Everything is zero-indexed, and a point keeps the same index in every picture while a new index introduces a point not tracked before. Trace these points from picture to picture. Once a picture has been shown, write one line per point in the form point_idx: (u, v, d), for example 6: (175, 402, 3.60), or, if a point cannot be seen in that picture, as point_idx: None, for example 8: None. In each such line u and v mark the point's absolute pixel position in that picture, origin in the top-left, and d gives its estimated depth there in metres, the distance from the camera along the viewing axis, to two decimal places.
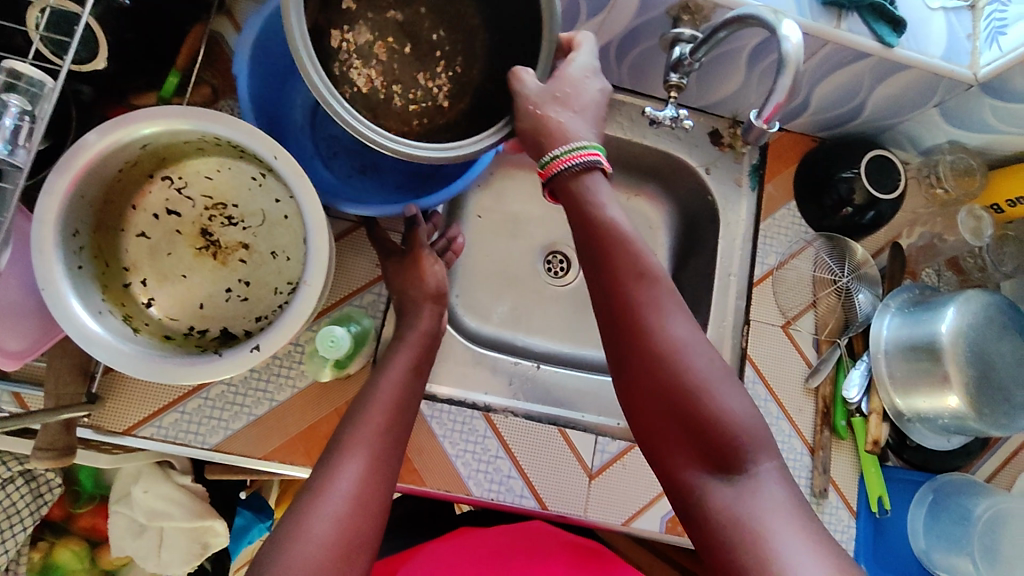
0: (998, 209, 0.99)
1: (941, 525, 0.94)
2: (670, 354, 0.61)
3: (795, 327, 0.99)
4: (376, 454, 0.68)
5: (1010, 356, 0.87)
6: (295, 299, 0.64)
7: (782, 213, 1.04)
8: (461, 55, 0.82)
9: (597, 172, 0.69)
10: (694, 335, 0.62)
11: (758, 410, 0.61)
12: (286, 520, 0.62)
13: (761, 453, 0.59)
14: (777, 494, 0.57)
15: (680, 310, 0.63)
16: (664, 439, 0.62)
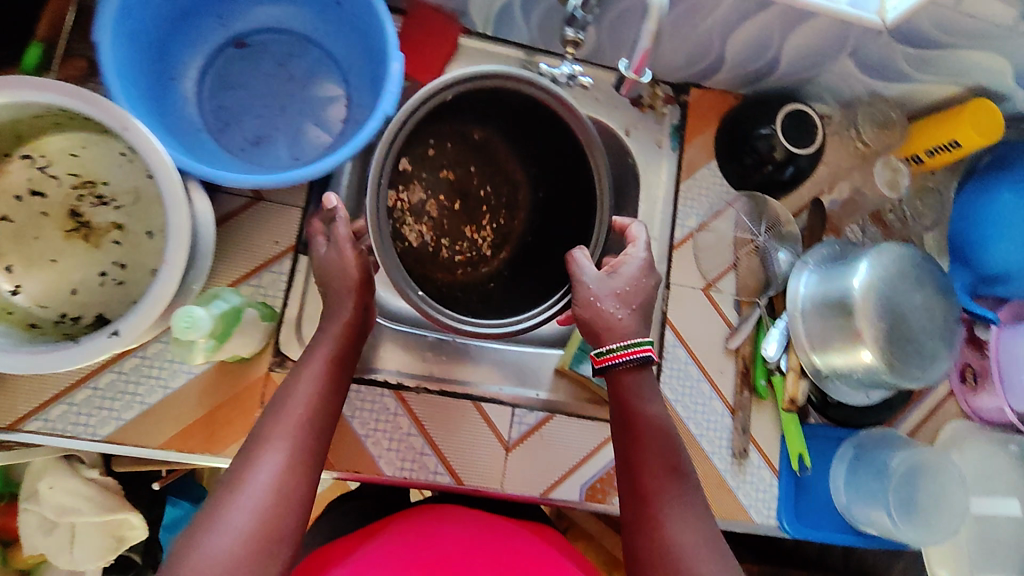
0: (918, 160, 0.98)
1: (859, 480, 0.94)
2: (670, 546, 0.62)
3: (715, 288, 0.98)
4: (300, 445, 0.63)
5: (923, 309, 0.86)
6: (157, 280, 0.62)
7: (702, 174, 1.02)
8: (504, 208, 0.92)
9: (649, 367, 0.72)
10: (689, 521, 0.64)
11: None
12: (194, 528, 0.57)
13: None
14: None
15: (692, 514, 0.65)
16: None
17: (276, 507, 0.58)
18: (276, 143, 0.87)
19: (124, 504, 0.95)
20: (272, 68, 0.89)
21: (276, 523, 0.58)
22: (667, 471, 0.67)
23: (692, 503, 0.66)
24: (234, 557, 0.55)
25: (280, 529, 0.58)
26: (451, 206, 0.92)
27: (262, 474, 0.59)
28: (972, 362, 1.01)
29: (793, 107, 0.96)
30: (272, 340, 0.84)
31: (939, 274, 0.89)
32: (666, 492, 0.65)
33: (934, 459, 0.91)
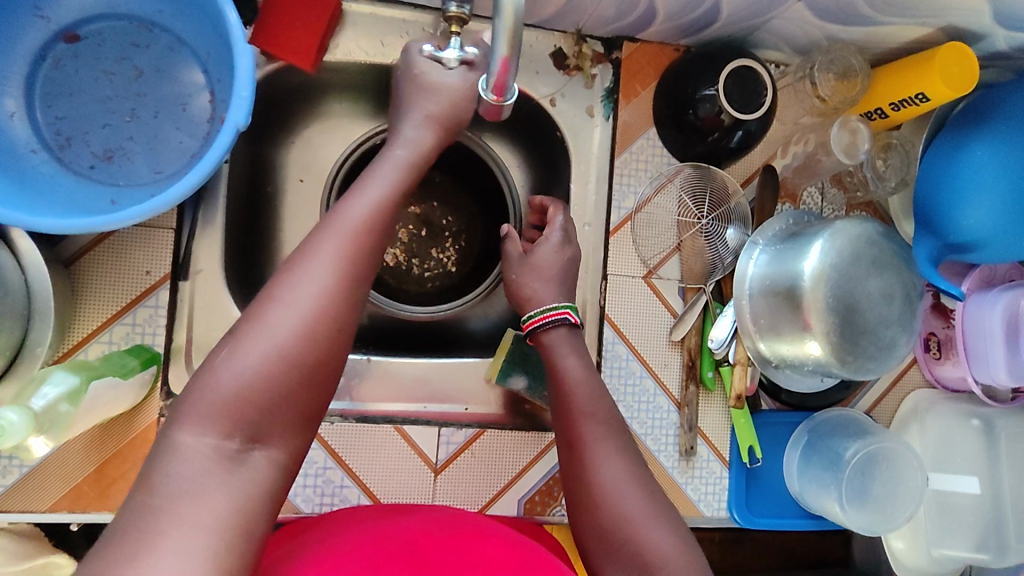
0: (883, 114, 0.85)
1: (811, 468, 0.89)
2: (610, 501, 0.64)
3: (658, 275, 0.89)
4: (349, 258, 0.57)
5: (879, 295, 0.77)
6: None
7: (640, 144, 0.90)
8: (466, 233, 0.99)
9: (565, 326, 0.78)
10: (627, 482, 0.65)
11: (691, 549, 0.61)
12: (222, 347, 0.52)
13: None
14: None
15: (621, 459, 0.67)
16: (604, 559, 0.63)
17: (314, 330, 0.53)
18: (132, 156, 0.75)
19: (43, 548, 0.88)
20: (114, 64, 0.75)
21: (314, 342, 0.53)
22: (604, 437, 0.69)
23: (621, 447, 0.69)
24: (264, 373, 0.51)
25: (314, 351, 0.53)
26: (418, 232, 0.98)
27: (291, 297, 0.54)
28: (936, 331, 0.94)
29: (738, 63, 0.83)
30: (159, 381, 0.76)
31: (900, 248, 0.80)
32: (603, 463, 0.67)
33: (891, 446, 0.86)
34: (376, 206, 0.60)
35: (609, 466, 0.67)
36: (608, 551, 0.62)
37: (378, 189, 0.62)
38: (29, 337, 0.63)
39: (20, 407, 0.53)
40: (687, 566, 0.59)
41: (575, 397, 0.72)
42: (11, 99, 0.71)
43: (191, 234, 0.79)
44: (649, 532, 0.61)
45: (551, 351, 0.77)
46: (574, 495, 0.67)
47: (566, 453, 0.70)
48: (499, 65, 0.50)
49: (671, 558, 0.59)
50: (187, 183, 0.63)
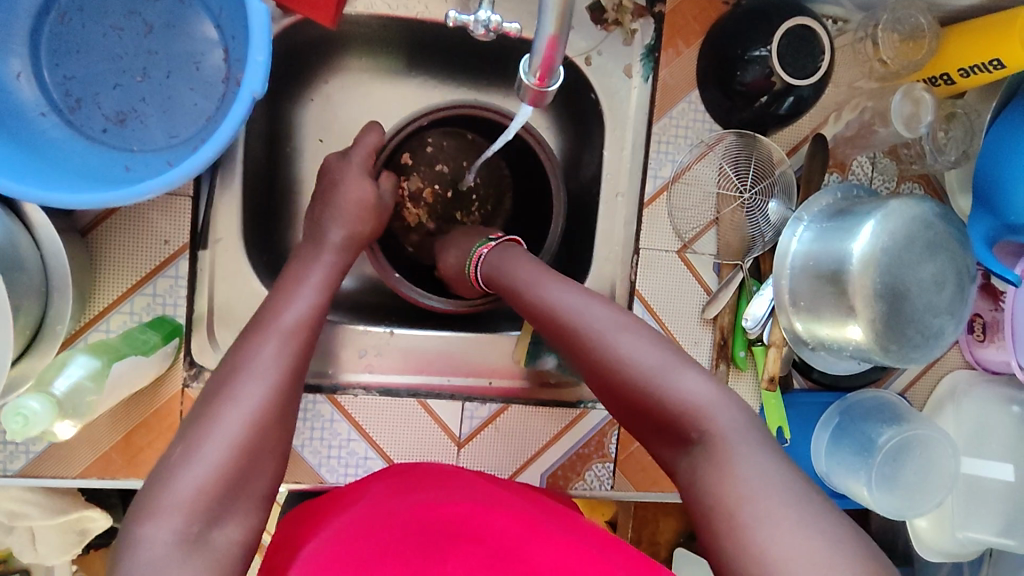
0: (949, 81, 0.79)
1: (840, 451, 0.87)
2: (615, 361, 0.62)
3: (692, 250, 0.85)
4: (294, 370, 0.63)
5: (931, 281, 0.73)
6: None
7: (681, 109, 0.84)
8: (494, 199, 0.94)
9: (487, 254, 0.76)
10: (633, 340, 0.62)
11: (718, 384, 0.59)
12: (175, 451, 0.56)
13: (715, 418, 0.57)
14: (747, 451, 0.54)
15: (625, 324, 0.63)
16: (634, 413, 0.62)
17: (266, 437, 0.58)
18: (146, 119, 0.71)
19: (77, 503, 0.90)
20: (122, 18, 0.71)
21: (264, 454, 0.58)
22: (610, 324, 0.63)
23: (618, 314, 0.65)
24: (215, 496, 0.54)
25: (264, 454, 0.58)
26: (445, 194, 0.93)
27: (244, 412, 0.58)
28: (983, 314, 0.90)
29: (795, 21, 0.75)
30: (181, 352, 0.75)
31: (957, 231, 0.75)
32: (616, 341, 0.62)
33: (926, 434, 0.84)
34: (312, 324, 0.66)
35: (621, 341, 0.62)
36: (646, 419, 0.61)
37: (312, 308, 0.67)
38: (47, 314, 0.62)
39: (41, 394, 0.53)
40: (718, 401, 0.58)
41: (566, 304, 0.65)
42: (15, 56, 0.67)
43: (208, 200, 0.76)
44: (674, 385, 0.59)
45: (507, 274, 0.72)
46: (593, 377, 0.64)
47: (567, 343, 0.65)
48: (544, 43, 0.45)
49: (699, 402, 0.58)
50: (203, 158, 0.60)
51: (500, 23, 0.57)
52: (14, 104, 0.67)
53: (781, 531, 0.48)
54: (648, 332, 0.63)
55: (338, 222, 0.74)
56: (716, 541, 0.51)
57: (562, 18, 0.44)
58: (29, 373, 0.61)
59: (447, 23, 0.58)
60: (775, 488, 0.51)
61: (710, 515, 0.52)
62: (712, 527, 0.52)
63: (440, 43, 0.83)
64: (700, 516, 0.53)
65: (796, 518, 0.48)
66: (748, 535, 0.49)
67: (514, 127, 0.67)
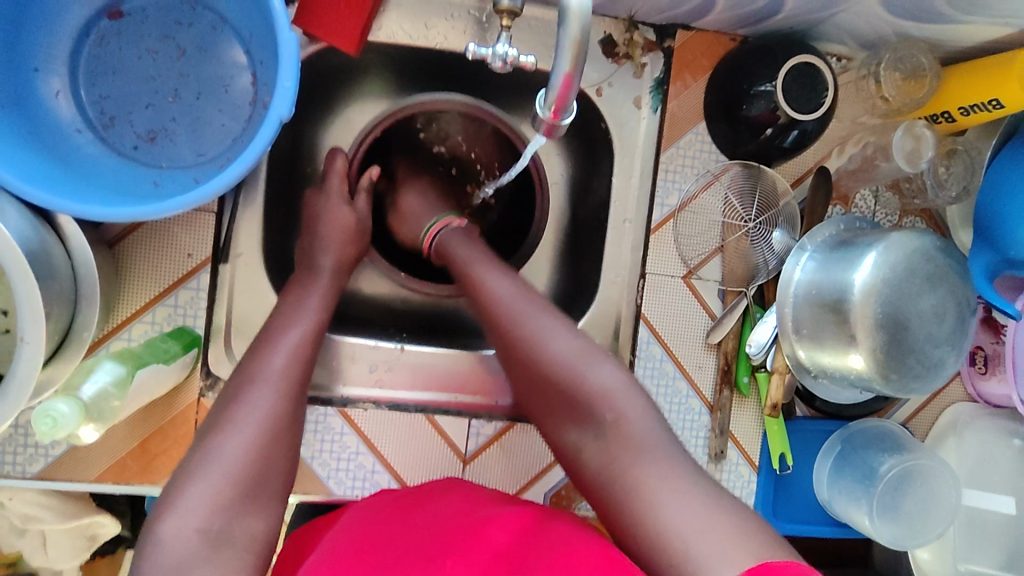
0: (950, 118, 0.81)
1: (842, 480, 0.88)
2: (532, 348, 0.67)
3: (697, 276, 0.87)
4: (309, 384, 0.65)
5: (931, 313, 0.74)
6: (19, 361, 0.56)
7: (688, 140, 0.87)
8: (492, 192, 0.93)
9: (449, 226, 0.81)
10: (555, 331, 0.68)
11: (627, 374, 0.66)
12: (191, 458, 0.58)
13: (621, 405, 0.63)
14: (647, 436, 0.60)
15: (550, 316, 0.69)
16: (547, 398, 0.67)
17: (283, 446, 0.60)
18: (175, 138, 0.75)
19: (89, 508, 0.92)
20: (157, 42, 0.75)
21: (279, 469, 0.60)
22: (532, 310, 0.69)
23: (545, 307, 0.70)
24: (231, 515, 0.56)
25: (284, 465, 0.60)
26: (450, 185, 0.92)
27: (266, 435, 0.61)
28: (984, 346, 0.91)
29: (799, 59, 0.78)
30: (199, 362, 0.78)
31: (957, 264, 0.77)
32: (535, 325, 0.68)
33: (926, 463, 0.84)
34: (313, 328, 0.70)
35: (541, 326, 0.68)
36: (555, 398, 0.66)
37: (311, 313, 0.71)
38: (75, 322, 0.65)
39: (69, 398, 0.55)
40: (627, 390, 0.64)
41: (496, 292, 0.72)
42: (56, 76, 0.71)
43: (232, 217, 0.79)
44: (588, 370, 0.65)
45: (454, 251, 0.78)
46: (509, 357, 0.70)
47: (496, 330, 0.71)
48: (560, 81, 0.48)
49: (608, 388, 0.64)
50: (229, 176, 0.63)
51: (517, 57, 0.61)
52: (52, 122, 0.71)
53: (682, 517, 0.53)
54: (568, 323, 0.69)
55: (327, 247, 0.77)
56: (620, 511, 0.57)
57: (577, 58, 0.47)
58: (58, 376, 0.63)
59: (468, 55, 0.61)
60: (671, 473, 0.57)
61: (616, 491, 0.58)
62: (618, 502, 0.58)
63: (459, 71, 0.86)
64: (606, 490, 0.59)
65: (688, 499, 0.54)
66: (647, 512, 0.55)
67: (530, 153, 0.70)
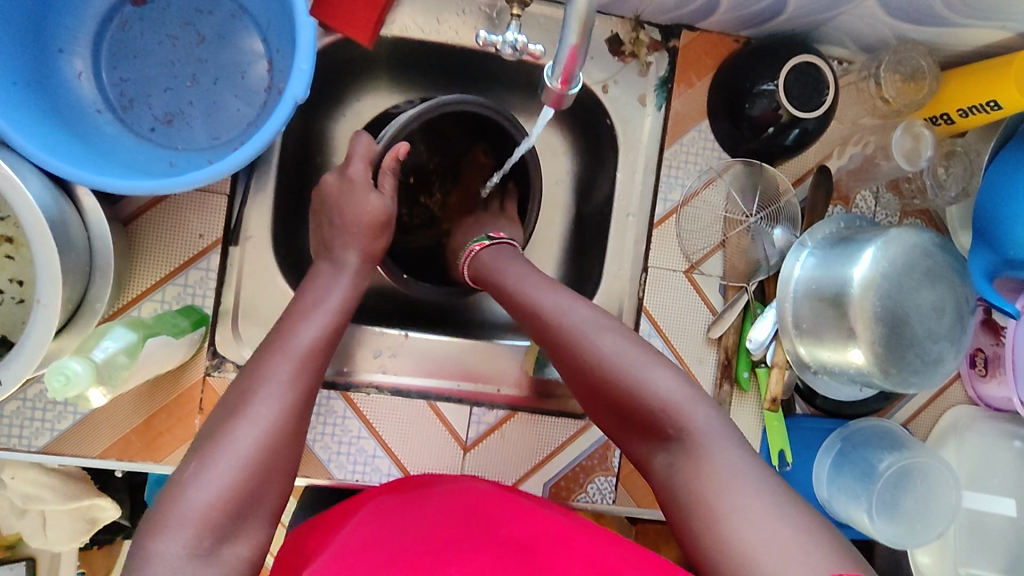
0: (949, 121, 0.83)
1: (841, 477, 0.88)
2: (593, 367, 0.64)
3: (699, 271, 0.88)
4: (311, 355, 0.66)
5: (929, 308, 0.75)
6: (33, 324, 0.58)
7: (691, 137, 0.88)
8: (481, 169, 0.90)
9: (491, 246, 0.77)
10: (614, 343, 0.64)
11: (690, 382, 0.62)
12: (203, 461, 0.58)
13: (688, 417, 0.59)
14: (721, 454, 0.57)
15: (609, 330, 0.65)
16: (610, 412, 0.64)
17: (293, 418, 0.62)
18: (191, 121, 0.77)
19: (90, 490, 0.93)
20: (177, 29, 0.77)
21: (282, 440, 0.60)
22: (590, 328, 0.65)
23: (601, 322, 0.65)
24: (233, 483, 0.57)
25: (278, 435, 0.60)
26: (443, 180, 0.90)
27: (264, 405, 0.61)
28: (984, 348, 0.91)
29: (801, 59, 0.81)
30: (206, 342, 0.79)
31: (956, 262, 0.78)
32: (597, 342, 0.64)
33: (926, 462, 0.84)
34: (323, 333, 0.68)
35: (603, 342, 0.64)
36: (625, 412, 0.63)
37: (324, 317, 0.70)
38: (88, 293, 0.66)
39: (83, 358, 0.56)
40: (697, 402, 0.60)
41: (547, 306, 0.67)
42: (79, 58, 0.74)
43: (243, 200, 0.81)
44: (650, 380, 0.61)
45: (503, 268, 0.73)
46: (566, 372, 0.67)
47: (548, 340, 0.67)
48: (567, 50, 0.49)
49: (676, 399, 0.60)
50: (243, 154, 0.64)
51: (526, 44, 0.63)
52: (74, 101, 0.73)
53: (754, 543, 0.51)
54: (631, 335, 0.65)
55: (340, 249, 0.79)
56: (690, 535, 0.55)
57: (583, 27, 0.48)
58: (68, 346, 0.65)
59: (478, 42, 0.63)
60: (750, 493, 0.54)
61: (689, 509, 0.56)
62: (687, 520, 0.55)
63: (469, 66, 0.88)
64: (677, 505, 0.57)
65: (767, 525, 0.51)
66: (727, 539, 0.52)
67: (542, 122, 0.72)
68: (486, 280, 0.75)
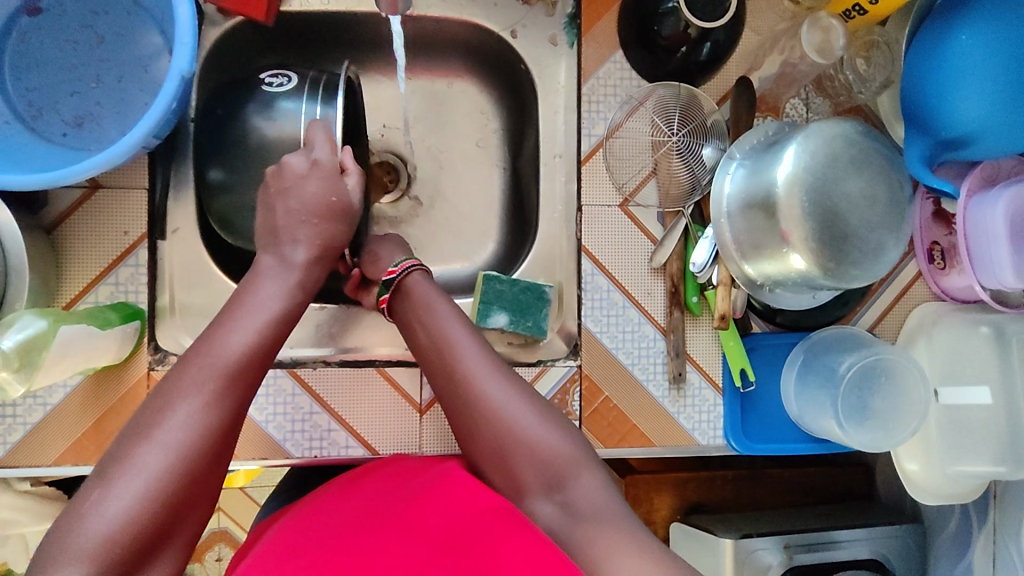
0: (862, 11, 0.80)
1: (807, 389, 0.86)
2: (477, 405, 0.65)
3: (635, 203, 0.86)
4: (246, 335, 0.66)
5: (859, 197, 0.73)
6: None
7: (607, 69, 0.87)
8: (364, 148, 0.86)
9: (418, 272, 0.75)
10: (501, 389, 0.66)
11: (575, 434, 0.66)
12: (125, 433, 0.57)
13: (578, 469, 0.63)
14: (596, 494, 0.62)
15: (496, 372, 0.67)
16: (492, 464, 0.65)
17: (210, 426, 0.56)
18: (102, 121, 0.78)
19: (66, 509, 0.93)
20: (76, 32, 0.78)
21: None
22: (480, 366, 0.67)
23: (495, 364, 0.68)
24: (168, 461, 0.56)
25: (201, 452, 0.55)
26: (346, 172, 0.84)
27: None
28: (939, 240, 0.89)
29: None
30: (146, 337, 0.79)
31: (883, 147, 0.76)
32: (483, 381, 0.66)
33: (889, 358, 0.82)
34: (264, 334, 0.63)
35: (488, 382, 0.66)
36: (502, 460, 0.64)
37: (264, 314, 0.64)
38: (8, 293, 0.69)
39: None
40: (581, 457, 0.64)
41: (447, 342, 0.68)
42: None
43: (165, 193, 0.81)
44: (539, 438, 0.64)
45: (416, 293, 0.73)
46: (455, 411, 0.67)
47: (444, 383, 0.68)
48: None
49: (563, 456, 0.63)
50: (136, 136, 0.66)
51: None
52: None
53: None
54: (520, 387, 0.67)
55: None
56: None
57: None
58: None
59: None
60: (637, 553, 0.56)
61: None
62: None
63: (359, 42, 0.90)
64: None
65: None
66: None
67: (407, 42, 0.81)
68: (406, 305, 0.73)
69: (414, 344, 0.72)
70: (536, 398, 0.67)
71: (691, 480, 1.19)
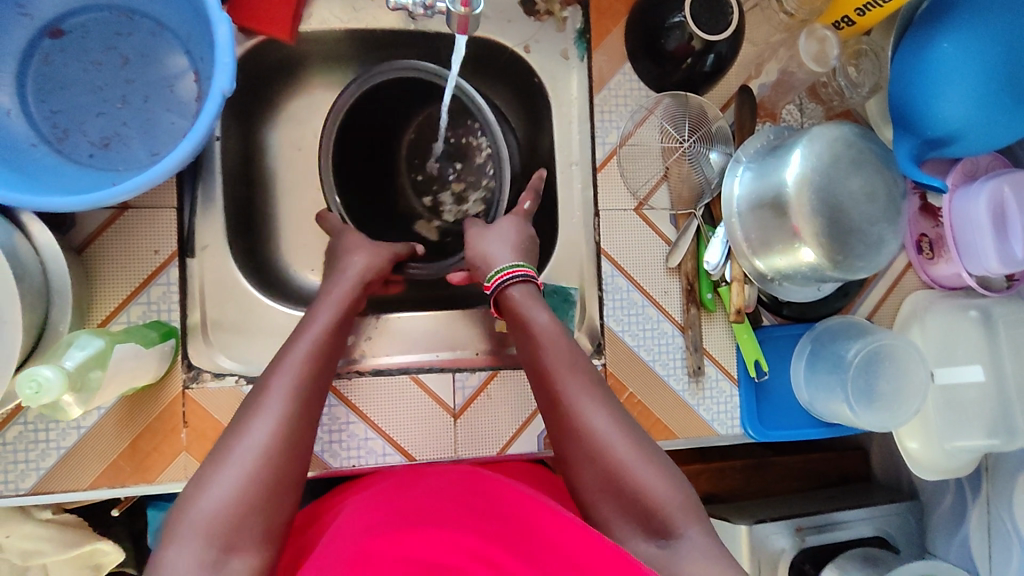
0: (850, 22, 0.87)
1: (817, 376, 0.91)
2: (589, 437, 0.67)
3: (649, 206, 0.91)
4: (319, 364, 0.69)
5: (861, 194, 0.79)
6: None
7: (617, 80, 0.91)
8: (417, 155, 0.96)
9: (529, 284, 0.78)
10: (613, 428, 0.68)
11: (680, 479, 0.66)
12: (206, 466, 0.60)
13: (683, 519, 0.63)
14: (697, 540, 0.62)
15: (603, 406, 0.69)
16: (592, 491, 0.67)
17: None
18: (129, 141, 0.78)
19: (89, 535, 0.92)
20: (100, 54, 0.78)
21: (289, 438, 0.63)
22: (587, 393, 0.70)
23: (603, 392, 0.71)
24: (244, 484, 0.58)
25: None
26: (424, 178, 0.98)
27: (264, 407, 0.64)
28: (927, 232, 0.96)
29: None
30: (179, 355, 0.79)
31: (879, 148, 0.82)
32: (592, 411, 0.69)
33: (890, 344, 0.89)
34: None
35: (596, 413, 0.69)
36: (607, 493, 0.66)
37: None
38: (49, 317, 0.68)
39: (53, 366, 0.57)
40: (686, 507, 0.64)
41: (554, 364, 0.72)
42: (4, 95, 0.74)
43: (194, 212, 0.82)
44: (644, 481, 0.65)
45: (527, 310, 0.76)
46: (560, 433, 0.70)
47: (550, 404, 0.71)
48: None
49: (671, 501, 0.64)
50: (179, 153, 0.66)
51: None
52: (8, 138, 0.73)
53: None
54: (625, 423, 0.69)
55: None
56: None
57: None
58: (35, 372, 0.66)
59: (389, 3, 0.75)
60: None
61: None
62: None
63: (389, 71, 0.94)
64: None
65: None
66: None
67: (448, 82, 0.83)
68: (515, 318, 0.77)
69: (523, 356, 0.76)
70: (640, 434, 0.69)
71: (703, 472, 1.23)
